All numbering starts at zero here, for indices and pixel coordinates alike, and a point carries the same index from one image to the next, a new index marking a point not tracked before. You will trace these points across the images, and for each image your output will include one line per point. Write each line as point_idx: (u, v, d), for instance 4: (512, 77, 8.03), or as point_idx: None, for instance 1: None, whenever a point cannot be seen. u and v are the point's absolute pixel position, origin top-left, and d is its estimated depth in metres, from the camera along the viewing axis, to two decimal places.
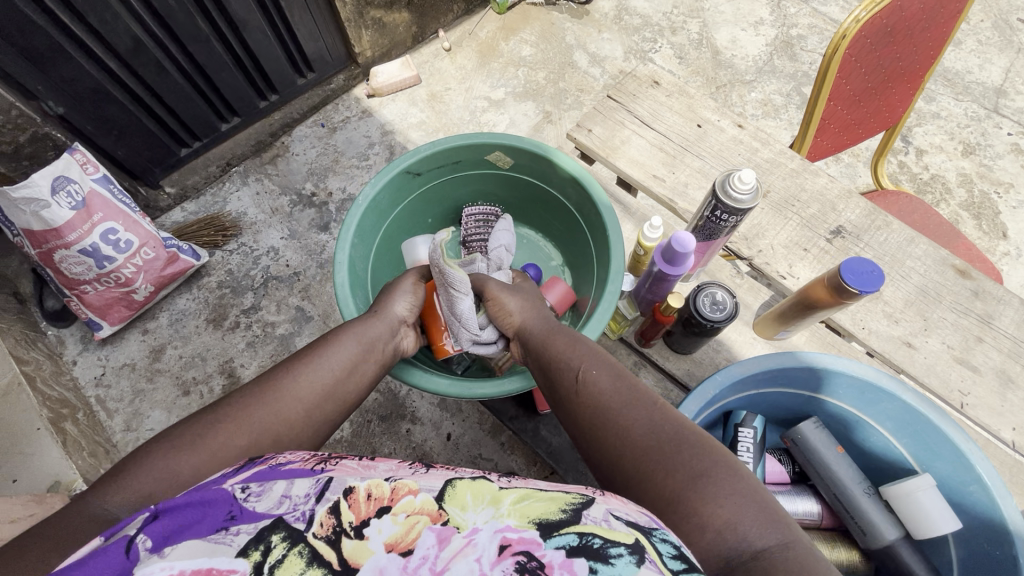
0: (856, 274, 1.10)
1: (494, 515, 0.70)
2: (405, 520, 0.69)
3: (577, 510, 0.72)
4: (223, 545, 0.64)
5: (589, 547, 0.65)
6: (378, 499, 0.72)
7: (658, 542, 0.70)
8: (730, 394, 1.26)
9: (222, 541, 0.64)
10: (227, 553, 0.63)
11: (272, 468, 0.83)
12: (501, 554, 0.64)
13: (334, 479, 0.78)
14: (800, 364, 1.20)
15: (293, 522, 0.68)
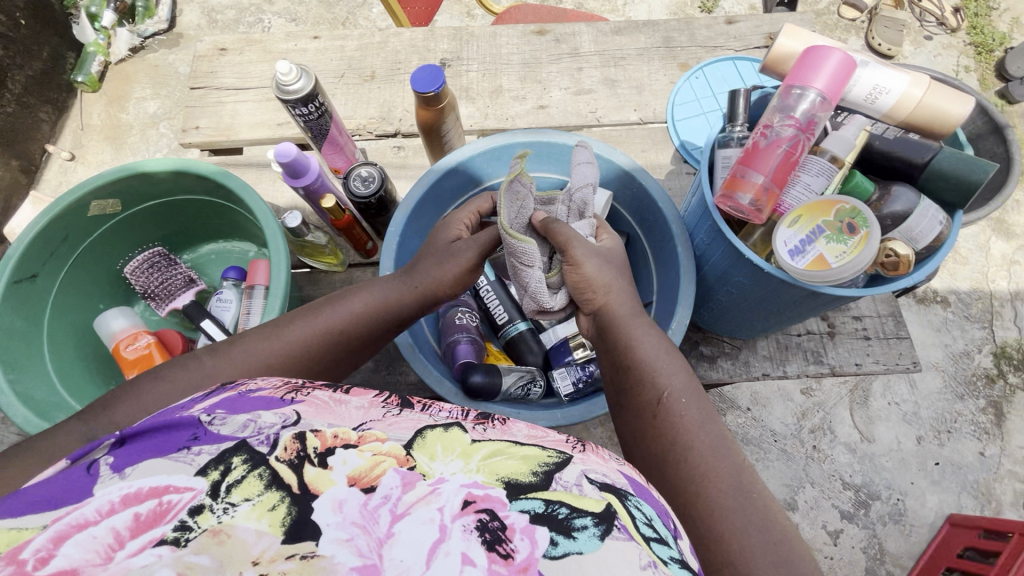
0: None
1: (457, 466, 0.35)
2: (370, 456, 0.35)
3: (544, 465, 0.37)
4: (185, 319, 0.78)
5: (557, 516, 0.33)
6: (349, 436, 0.36)
7: (631, 509, 0.35)
8: None
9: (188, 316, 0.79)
10: (190, 466, 0.32)
11: (243, 388, 0.41)
12: (464, 515, 0.32)
13: (311, 404, 0.39)
14: None
15: (261, 436, 0.35)
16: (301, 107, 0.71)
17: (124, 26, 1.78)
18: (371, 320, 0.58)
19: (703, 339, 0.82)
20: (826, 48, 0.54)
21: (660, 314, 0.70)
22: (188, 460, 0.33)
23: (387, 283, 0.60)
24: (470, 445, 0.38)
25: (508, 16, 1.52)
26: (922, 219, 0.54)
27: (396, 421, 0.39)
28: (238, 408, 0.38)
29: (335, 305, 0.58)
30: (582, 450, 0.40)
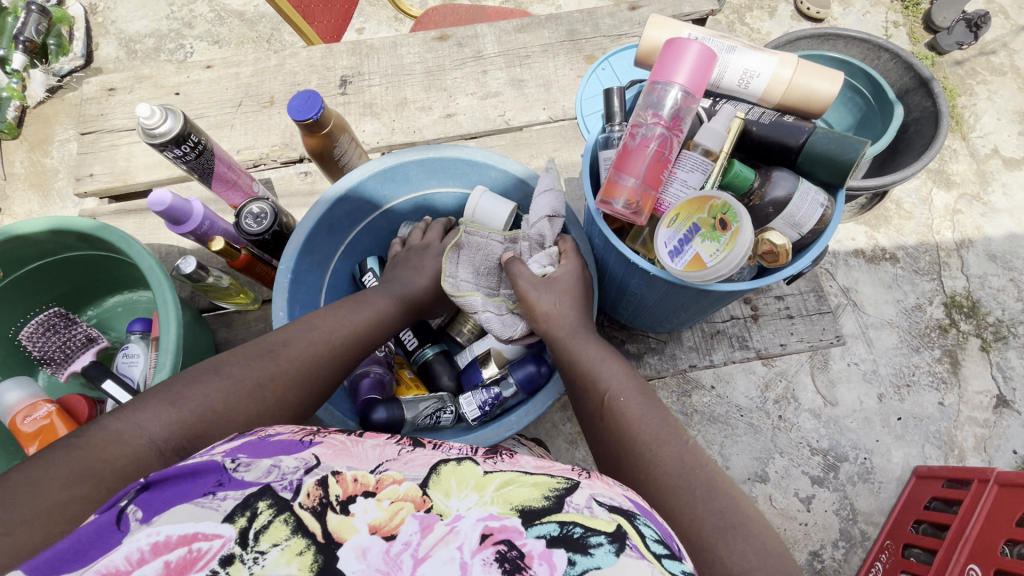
0: None
1: (472, 499, 0.34)
2: (389, 506, 0.34)
3: (555, 489, 0.36)
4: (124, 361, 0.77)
5: (572, 537, 0.32)
6: (368, 481, 0.35)
7: (639, 528, 0.35)
8: None
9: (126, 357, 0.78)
10: (217, 512, 0.32)
11: (264, 432, 0.40)
12: (483, 550, 0.31)
13: (328, 446, 0.38)
14: None
15: (284, 481, 0.34)
16: (175, 149, 0.68)
17: (38, 68, 1.74)
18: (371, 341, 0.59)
19: (628, 337, 0.81)
20: (686, 39, 0.52)
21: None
22: (214, 506, 0.32)
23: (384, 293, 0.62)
24: (483, 477, 0.37)
25: (426, 20, 1.48)
26: (802, 203, 0.53)
27: (411, 458, 0.38)
28: (260, 453, 0.37)
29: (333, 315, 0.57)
30: (587, 476, 0.39)
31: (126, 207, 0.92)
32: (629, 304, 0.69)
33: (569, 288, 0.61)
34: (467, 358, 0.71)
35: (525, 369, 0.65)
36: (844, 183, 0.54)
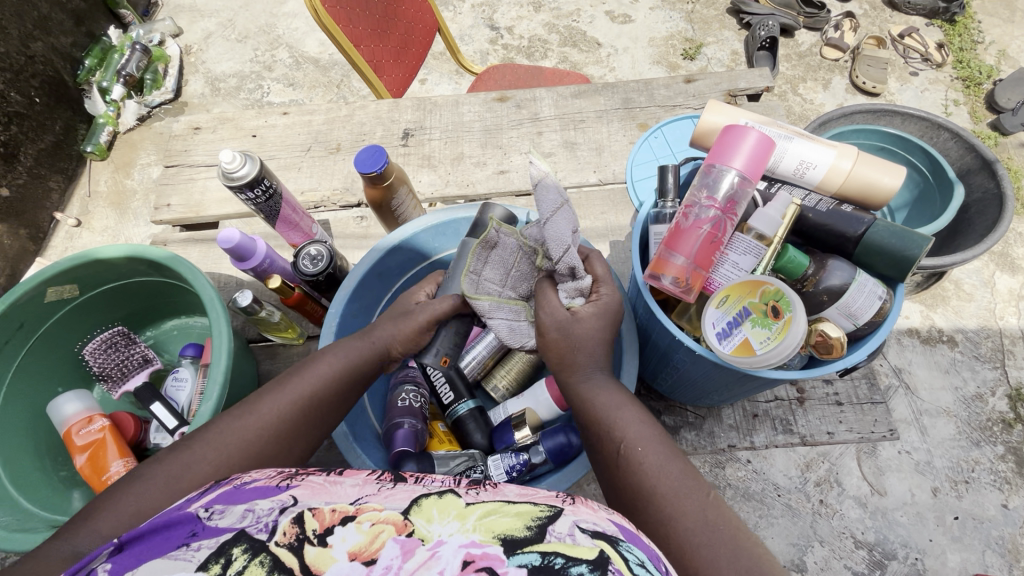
0: None
1: (454, 526, 0.35)
2: (369, 529, 0.35)
3: (539, 519, 0.36)
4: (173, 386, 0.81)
5: (554, 567, 0.32)
6: (346, 510, 0.36)
7: (624, 554, 0.35)
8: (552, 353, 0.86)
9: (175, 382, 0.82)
10: (190, 562, 0.33)
11: (240, 481, 0.42)
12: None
13: (307, 487, 0.39)
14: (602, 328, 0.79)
15: (260, 524, 0.35)
16: (248, 191, 0.73)
17: (133, 99, 1.96)
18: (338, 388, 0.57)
19: (665, 408, 0.79)
20: (745, 126, 0.53)
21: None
22: (188, 556, 0.33)
23: (358, 342, 0.61)
24: (465, 507, 0.37)
25: (486, 77, 1.56)
26: (859, 294, 0.51)
27: (391, 493, 0.39)
28: (237, 499, 0.38)
29: (303, 371, 0.57)
30: (572, 502, 0.39)
31: (195, 236, 0.98)
32: (669, 376, 0.68)
33: (600, 322, 0.59)
34: (501, 415, 0.72)
35: (556, 439, 0.65)
36: (903, 277, 0.53)
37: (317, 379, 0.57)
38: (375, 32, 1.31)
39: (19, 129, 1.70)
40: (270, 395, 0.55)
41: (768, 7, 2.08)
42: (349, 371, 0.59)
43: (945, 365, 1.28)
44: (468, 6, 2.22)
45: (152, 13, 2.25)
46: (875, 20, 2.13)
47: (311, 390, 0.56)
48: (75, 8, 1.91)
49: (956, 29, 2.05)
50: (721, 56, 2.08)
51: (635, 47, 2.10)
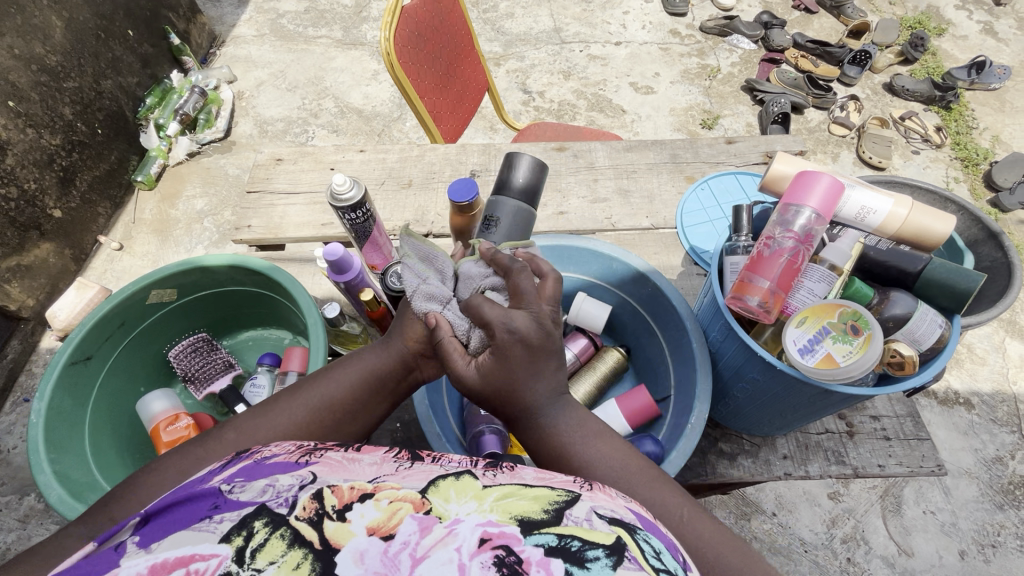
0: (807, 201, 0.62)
1: (472, 506, 0.36)
2: (388, 506, 0.35)
3: (555, 504, 0.37)
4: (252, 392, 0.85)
5: (570, 549, 0.32)
6: (364, 487, 0.37)
7: (640, 542, 0.35)
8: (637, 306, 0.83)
9: (254, 389, 0.85)
10: (214, 534, 0.33)
11: (259, 456, 0.43)
12: (481, 554, 0.31)
13: (326, 465, 0.41)
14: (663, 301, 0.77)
15: (280, 498, 0.35)
16: (351, 213, 0.80)
17: (186, 135, 2.05)
18: (361, 386, 0.60)
19: (721, 436, 0.83)
20: (816, 173, 0.62)
21: (676, 411, 0.73)
22: (211, 527, 0.33)
23: (376, 349, 0.62)
24: (483, 491, 0.38)
25: (529, 132, 1.67)
26: (922, 322, 0.58)
27: (408, 473, 0.40)
28: (258, 474, 0.39)
29: (322, 378, 0.60)
30: (589, 489, 0.40)
31: (273, 255, 1.05)
32: (732, 402, 0.73)
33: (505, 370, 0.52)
34: None
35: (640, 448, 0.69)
36: (960, 310, 0.59)
37: (333, 386, 0.59)
38: (436, 85, 1.44)
39: (79, 157, 1.75)
40: (285, 399, 0.58)
41: (780, 86, 2.28)
42: (367, 372, 0.60)
43: (963, 426, 1.41)
44: (503, 71, 2.41)
45: (210, 61, 2.40)
46: (877, 103, 2.33)
47: (327, 396, 0.59)
48: (143, 53, 2.05)
49: (951, 115, 2.25)
50: (736, 127, 2.25)
51: (656, 115, 2.28)
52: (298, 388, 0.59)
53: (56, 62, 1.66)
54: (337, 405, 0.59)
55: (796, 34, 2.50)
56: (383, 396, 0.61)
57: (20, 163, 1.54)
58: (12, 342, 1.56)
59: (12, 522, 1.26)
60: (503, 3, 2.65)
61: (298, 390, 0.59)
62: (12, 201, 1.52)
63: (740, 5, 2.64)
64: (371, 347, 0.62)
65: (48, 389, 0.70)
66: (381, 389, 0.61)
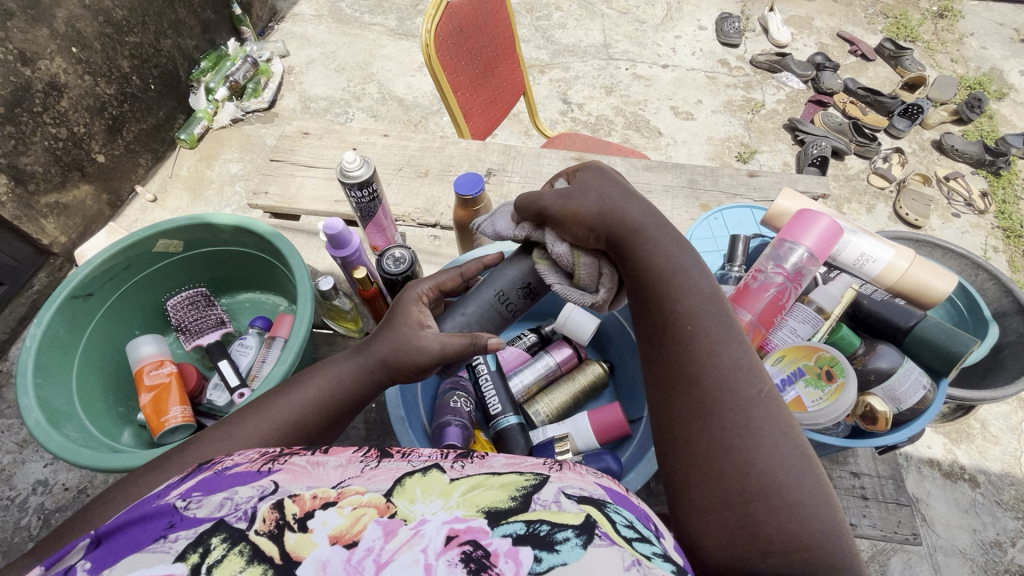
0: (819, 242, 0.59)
1: (438, 504, 0.34)
2: (351, 512, 0.34)
3: (523, 489, 0.36)
4: (239, 350, 0.88)
5: (538, 535, 0.32)
6: (327, 495, 0.35)
7: (609, 517, 0.35)
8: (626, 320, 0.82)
9: (240, 347, 0.88)
10: (169, 553, 0.31)
11: (219, 466, 0.39)
12: (448, 551, 0.31)
13: (289, 472, 0.38)
14: None
15: (238, 512, 0.34)
16: (357, 191, 0.82)
17: (232, 102, 2.12)
18: (331, 406, 0.57)
19: None
20: (817, 212, 0.60)
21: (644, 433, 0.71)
22: (166, 548, 0.32)
23: (351, 362, 0.59)
24: (449, 484, 0.36)
25: (558, 141, 1.67)
26: (905, 380, 0.56)
27: (375, 474, 0.38)
28: (215, 488, 0.36)
29: (289, 394, 0.56)
30: (559, 470, 0.39)
31: (283, 224, 1.07)
32: None
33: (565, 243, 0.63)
34: (542, 437, 0.76)
35: (602, 462, 0.70)
36: (947, 372, 0.57)
37: (307, 401, 0.56)
38: (472, 83, 1.46)
39: (129, 109, 1.83)
40: (255, 416, 0.54)
41: (823, 129, 2.23)
42: (338, 391, 0.58)
43: (964, 504, 1.35)
44: (547, 79, 2.42)
45: (267, 34, 2.49)
46: (922, 159, 2.26)
47: (298, 414, 0.55)
48: (205, 18, 2.13)
49: (1000, 181, 2.17)
50: (773, 164, 2.21)
51: (693, 142, 2.26)
52: (267, 407, 0.55)
53: (122, 17, 1.74)
54: (309, 422, 0.56)
55: (848, 79, 2.45)
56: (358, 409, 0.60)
57: (73, 107, 1.61)
58: (39, 275, 1.63)
59: (9, 445, 1.30)
60: (558, 13, 2.66)
61: (263, 408, 0.55)
62: (60, 141, 1.60)
63: (795, 43, 2.60)
64: (344, 360, 0.59)
65: (46, 316, 0.74)
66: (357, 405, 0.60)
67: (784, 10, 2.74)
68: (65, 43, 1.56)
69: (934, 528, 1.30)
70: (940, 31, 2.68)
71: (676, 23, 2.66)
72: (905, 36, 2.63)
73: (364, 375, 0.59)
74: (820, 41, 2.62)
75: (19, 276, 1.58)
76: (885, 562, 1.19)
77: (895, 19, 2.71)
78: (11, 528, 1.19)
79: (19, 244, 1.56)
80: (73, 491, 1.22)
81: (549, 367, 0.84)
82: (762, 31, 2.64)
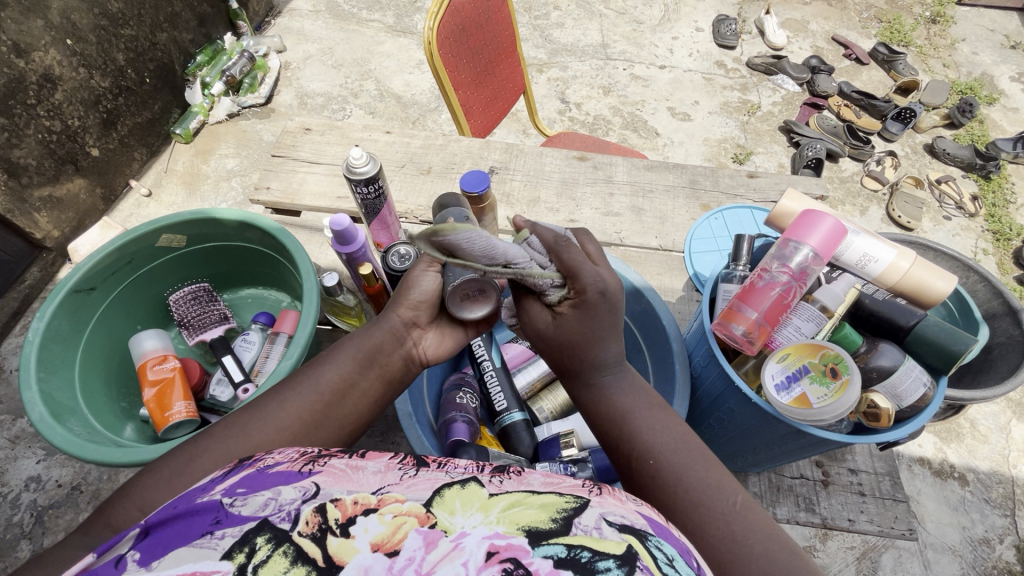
0: (827, 242, 0.60)
1: (478, 519, 0.34)
2: (391, 520, 0.34)
3: (563, 512, 0.36)
4: (242, 347, 0.87)
5: (580, 561, 0.32)
6: (368, 501, 0.35)
7: (651, 551, 0.34)
8: (630, 315, 0.83)
9: (243, 344, 0.88)
10: (215, 550, 0.31)
11: (263, 464, 0.40)
12: (489, 568, 0.31)
13: (329, 474, 0.38)
14: (655, 319, 0.77)
15: (282, 512, 0.34)
16: (363, 187, 0.82)
17: (228, 96, 2.10)
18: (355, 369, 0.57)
19: None
20: (821, 213, 0.62)
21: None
22: (213, 544, 0.32)
23: (364, 327, 0.60)
24: (488, 499, 0.37)
25: (557, 140, 1.67)
26: (907, 377, 0.57)
27: (413, 483, 0.38)
28: (259, 486, 0.37)
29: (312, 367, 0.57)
30: (598, 493, 0.39)
31: (286, 219, 1.07)
32: (707, 430, 0.73)
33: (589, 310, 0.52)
34: (546, 433, 0.78)
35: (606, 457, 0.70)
36: (947, 370, 0.59)
37: (323, 367, 0.57)
38: (473, 81, 1.46)
39: (124, 102, 1.81)
40: (274, 391, 0.55)
41: (818, 132, 2.25)
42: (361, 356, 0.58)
43: (953, 502, 1.37)
44: (545, 78, 2.43)
45: (264, 29, 2.47)
46: (915, 162, 2.29)
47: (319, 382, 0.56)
48: (202, 12, 2.11)
49: (990, 185, 2.20)
50: (768, 165, 2.23)
51: (689, 142, 2.27)
52: (285, 380, 0.56)
53: (117, 9, 1.72)
54: (326, 390, 0.56)
55: (843, 82, 2.47)
56: (376, 376, 0.59)
57: (68, 100, 1.60)
58: (31, 269, 1.61)
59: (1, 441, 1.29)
60: (556, 12, 2.67)
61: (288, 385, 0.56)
62: (54, 134, 1.58)
63: (791, 47, 2.63)
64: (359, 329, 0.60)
65: (49, 310, 0.73)
66: (373, 365, 0.58)
67: (780, 13, 2.76)
68: (60, 35, 1.55)
69: (925, 526, 1.33)
70: (932, 36, 2.71)
71: (673, 24, 2.67)
72: (898, 41, 2.67)
73: (377, 332, 0.59)
74: (815, 44, 2.65)
75: (11, 270, 1.56)
76: (877, 559, 1.21)
77: (888, 24, 2.74)
78: (4, 524, 1.18)
79: (11, 237, 1.55)
80: (67, 488, 1.21)
81: None
82: (758, 33, 2.66)
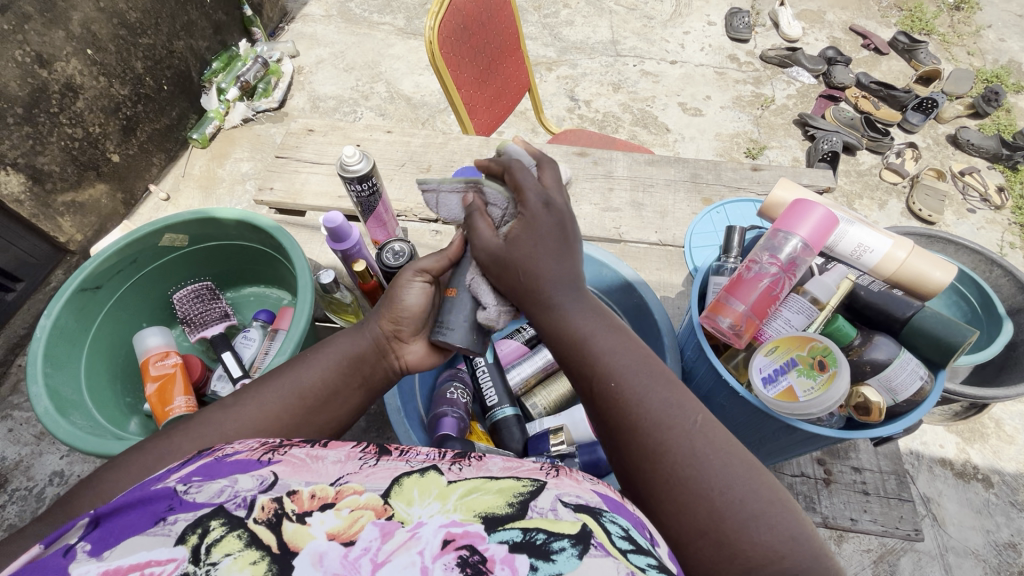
0: (818, 230, 0.59)
1: (435, 507, 0.34)
2: (348, 514, 0.33)
3: (519, 495, 0.36)
4: (244, 343, 0.89)
5: (534, 543, 0.32)
6: (326, 494, 0.35)
7: (606, 526, 0.34)
8: (624, 308, 0.82)
9: (244, 339, 0.90)
10: (168, 537, 0.31)
11: (220, 453, 0.40)
12: (444, 555, 0.31)
13: (288, 462, 0.38)
14: (648, 315, 0.76)
15: (238, 499, 0.34)
16: (356, 184, 0.82)
17: (243, 102, 2.14)
18: (338, 373, 0.59)
19: None
20: (812, 202, 0.60)
21: None
22: (166, 531, 0.31)
23: (351, 334, 0.62)
24: (447, 487, 0.36)
25: (562, 137, 1.66)
26: (902, 370, 0.55)
27: (373, 472, 0.38)
28: (215, 473, 0.36)
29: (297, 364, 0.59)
30: (555, 476, 0.39)
31: (286, 218, 1.09)
32: None
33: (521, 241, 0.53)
34: (538, 428, 0.78)
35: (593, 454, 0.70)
36: (946, 363, 0.57)
37: (312, 370, 0.58)
38: (475, 80, 1.46)
39: (143, 109, 1.87)
40: (261, 387, 0.56)
41: (834, 125, 2.20)
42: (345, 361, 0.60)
43: (977, 504, 1.32)
44: (554, 76, 2.42)
45: (278, 35, 2.52)
46: (936, 154, 2.22)
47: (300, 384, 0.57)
48: (217, 20, 2.16)
49: (1018, 176, 2.12)
50: (782, 160, 2.19)
51: (701, 138, 2.24)
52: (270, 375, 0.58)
53: (135, 18, 1.77)
54: (308, 393, 0.57)
55: (861, 73, 2.41)
56: (359, 384, 0.61)
57: (88, 108, 1.65)
58: (57, 272, 1.66)
59: (28, 437, 1.34)
60: (566, 10, 2.66)
61: (267, 380, 0.57)
62: (75, 141, 1.63)
63: (806, 38, 2.57)
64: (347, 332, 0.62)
65: (56, 308, 0.76)
66: (355, 373, 0.60)
67: (795, 4, 2.70)
68: (81, 45, 1.60)
69: (946, 529, 1.28)
70: (956, 24, 2.62)
71: (684, 19, 2.63)
72: (919, 29, 2.59)
73: (361, 341, 0.61)
74: (832, 35, 2.58)
75: (36, 273, 1.60)
76: (894, 562, 1.17)
77: (909, 12, 2.66)
78: (30, 516, 1.23)
79: (36, 241, 1.60)
80: None
81: (548, 360, 0.84)
82: (773, 25, 2.61)
